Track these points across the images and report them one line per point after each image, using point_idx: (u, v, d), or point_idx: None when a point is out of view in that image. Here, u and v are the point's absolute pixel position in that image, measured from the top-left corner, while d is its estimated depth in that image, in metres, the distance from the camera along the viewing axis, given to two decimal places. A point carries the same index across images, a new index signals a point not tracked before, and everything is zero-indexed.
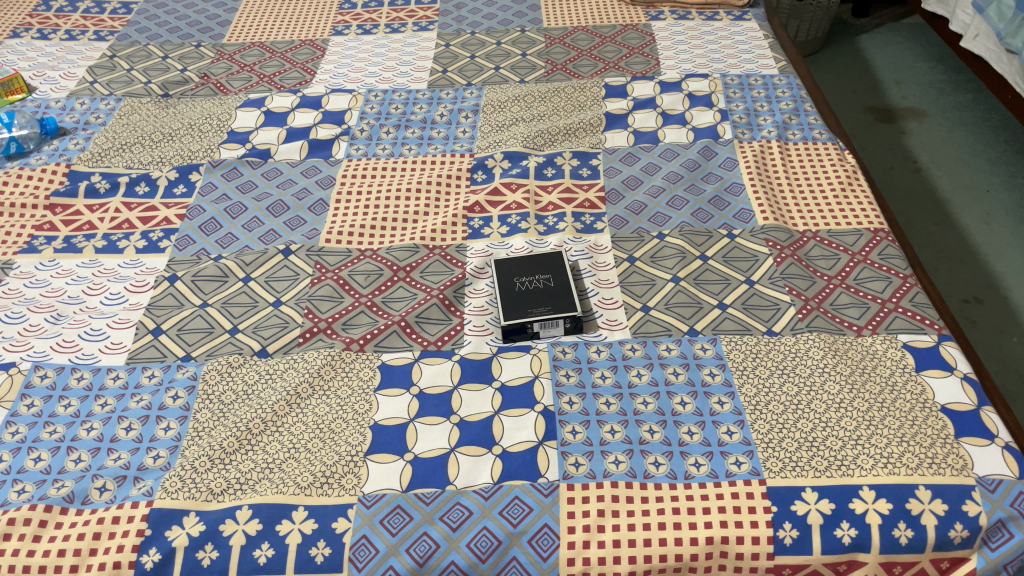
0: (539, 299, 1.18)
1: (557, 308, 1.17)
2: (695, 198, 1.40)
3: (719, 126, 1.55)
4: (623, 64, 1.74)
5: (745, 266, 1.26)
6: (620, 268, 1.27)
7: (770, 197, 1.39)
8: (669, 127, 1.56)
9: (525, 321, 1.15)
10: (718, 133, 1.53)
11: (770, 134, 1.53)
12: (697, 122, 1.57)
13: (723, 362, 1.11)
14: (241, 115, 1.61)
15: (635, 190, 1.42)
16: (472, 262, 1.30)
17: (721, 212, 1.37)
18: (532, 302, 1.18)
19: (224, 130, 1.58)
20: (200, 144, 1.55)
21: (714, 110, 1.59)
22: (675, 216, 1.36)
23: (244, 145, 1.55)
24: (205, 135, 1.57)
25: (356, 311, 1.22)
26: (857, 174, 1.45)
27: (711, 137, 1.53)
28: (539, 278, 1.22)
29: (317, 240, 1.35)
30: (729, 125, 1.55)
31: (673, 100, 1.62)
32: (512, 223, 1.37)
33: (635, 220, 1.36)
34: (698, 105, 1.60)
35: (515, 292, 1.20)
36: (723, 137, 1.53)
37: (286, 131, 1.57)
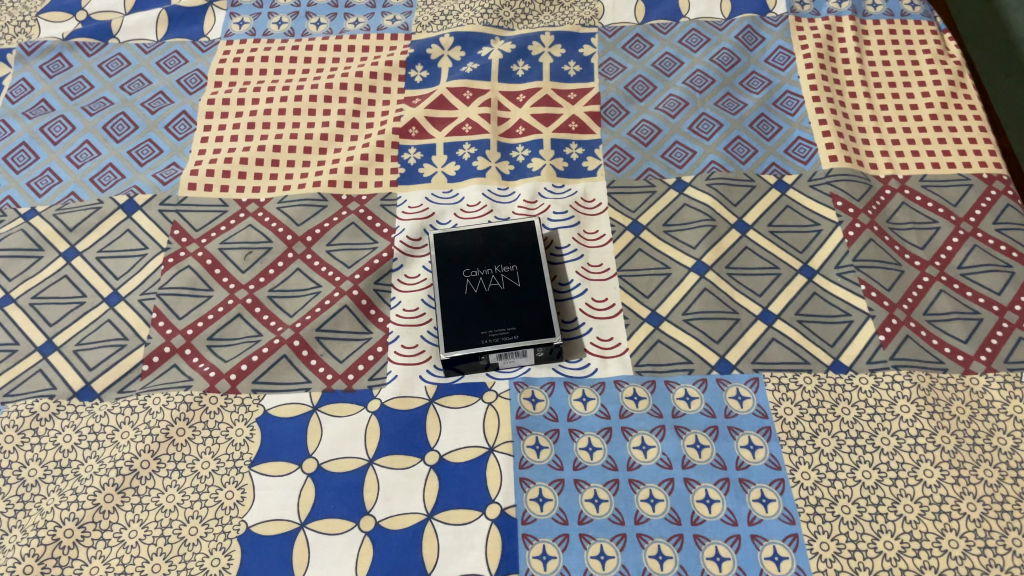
0: (497, 311, 0.79)
1: (525, 330, 0.78)
2: (731, 117, 0.96)
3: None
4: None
5: (800, 245, 0.86)
6: (617, 243, 0.87)
7: (840, 118, 0.96)
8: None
9: (476, 353, 0.77)
10: (765, 5, 1.06)
11: (840, 6, 1.06)
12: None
13: (768, 425, 0.75)
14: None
15: (643, 103, 0.98)
16: (404, 227, 0.89)
17: (767, 144, 0.94)
18: (491, 317, 0.79)
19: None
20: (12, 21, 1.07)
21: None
22: (700, 151, 0.94)
23: (76, 17, 1.07)
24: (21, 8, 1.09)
25: (231, 316, 0.83)
26: (965, 73, 1.00)
27: (753, 12, 1.06)
28: (501, 267, 0.82)
29: (176, 186, 0.92)
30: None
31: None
32: (464, 159, 0.94)
33: (641, 157, 0.94)
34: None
35: (463, 296, 0.80)
36: (773, 11, 1.06)
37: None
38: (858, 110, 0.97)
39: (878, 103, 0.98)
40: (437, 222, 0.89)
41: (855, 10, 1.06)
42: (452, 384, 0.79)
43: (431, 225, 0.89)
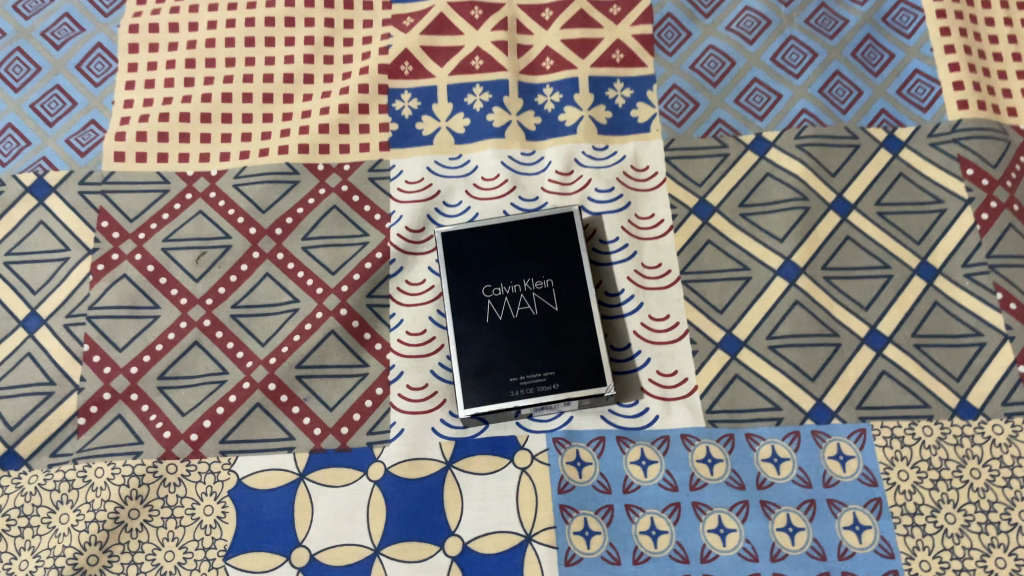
0: (531, 347, 0.61)
1: (568, 374, 0.60)
2: (827, 44, 0.73)
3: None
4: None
5: (917, 233, 0.67)
6: (679, 233, 0.67)
7: (973, 42, 0.73)
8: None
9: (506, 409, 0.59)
10: None
11: None
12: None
13: (877, 497, 0.59)
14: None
15: (710, 23, 0.75)
16: (400, 212, 0.68)
17: (875, 82, 0.72)
18: (522, 357, 0.61)
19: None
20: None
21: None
22: (789, 95, 0.72)
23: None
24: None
25: (186, 346, 0.65)
26: None
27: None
28: (533, 281, 0.63)
29: (98, 157, 0.70)
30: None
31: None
32: (475, 109, 0.72)
33: (710, 104, 0.71)
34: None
35: (486, 325, 0.62)
36: None
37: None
38: (993, 28, 0.74)
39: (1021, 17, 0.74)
40: (445, 206, 0.69)
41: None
42: (473, 437, 0.62)
43: (436, 209, 0.69)
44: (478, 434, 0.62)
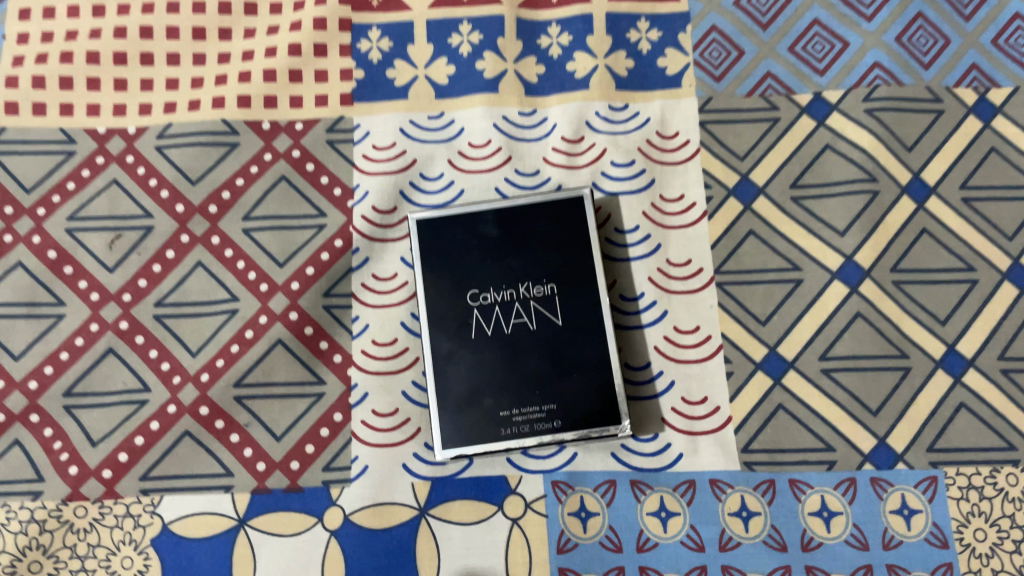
0: (527, 371, 0.48)
1: (573, 407, 0.48)
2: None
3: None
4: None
5: (1010, 227, 0.53)
6: (715, 221, 0.54)
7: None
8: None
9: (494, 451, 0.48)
10: None
11: None
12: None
13: (948, 564, 0.48)
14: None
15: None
16: (367, 187, 0.54)
17: (966, 29, 0.57)
18: (516, 384, 0.48)
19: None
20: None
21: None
22: (858, 43, 0.57)
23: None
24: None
25: (98, 355, 0.52)
26: None
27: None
28: (532, 286, 0.50)
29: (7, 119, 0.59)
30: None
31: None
32: (462, 54, 0.57)
33: (759, 52, 0.57)
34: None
35: (471, 342, 0.49)
36: None
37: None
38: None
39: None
40: (423, 179, 0.55)
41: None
42: (454, 477, 0.50)
43: (411, 183, 0.55)
44: (460, 474, 0.50)
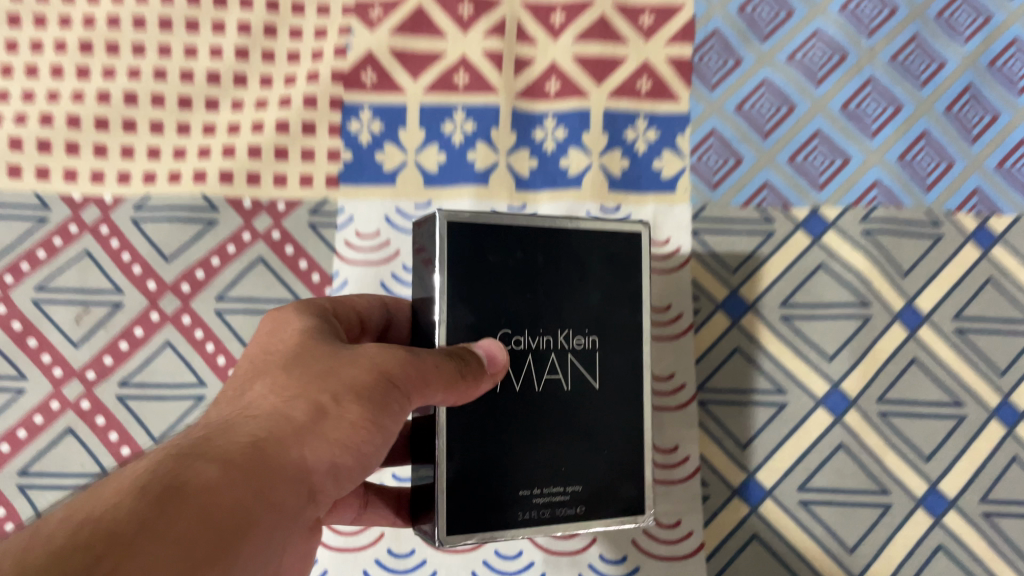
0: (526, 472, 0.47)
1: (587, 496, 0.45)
2: (915, 92, 0.56)
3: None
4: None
5: (1003, 362, 0.53)
6: (700, 336, 0.53)
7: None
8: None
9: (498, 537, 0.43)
10: None
11: None
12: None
13: None
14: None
15: (767, 49, 0.56)
16: (340, 272, 0.53)
17: (973, 151, 0.56)
18: None
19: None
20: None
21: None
22: (861, 155, 0.55)
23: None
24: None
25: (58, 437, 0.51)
26: None
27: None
28: (572, 338, 0.45)
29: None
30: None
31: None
32: (454, 141, 0.55)
33: (757, 159, 0.55)
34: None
35: None
36: None
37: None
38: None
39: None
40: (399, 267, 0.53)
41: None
42: None
43: (393, 274, 0.53)
44: None
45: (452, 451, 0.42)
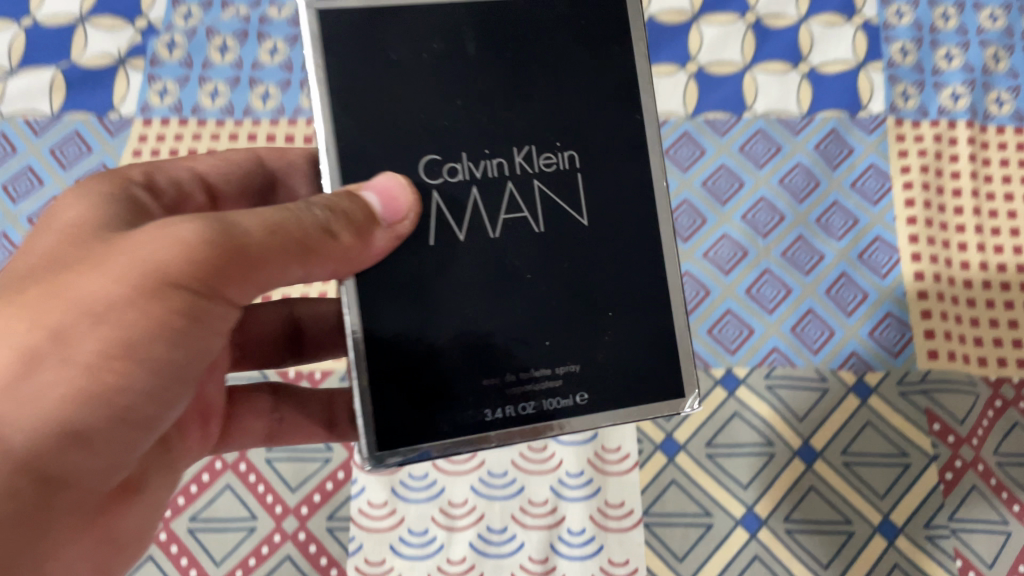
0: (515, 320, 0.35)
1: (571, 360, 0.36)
2: (832, 242, 0.61)
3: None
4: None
5: (881, 485, 0.54)
6: None
7: (937, 197, 0.62)
8: (710, 113, 0.64)
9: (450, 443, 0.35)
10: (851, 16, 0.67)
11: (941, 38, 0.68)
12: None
13: None
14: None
15: (725, 209, 0.62)
16: (303, 29, 0.34)
17: (868, 140, 0.64)
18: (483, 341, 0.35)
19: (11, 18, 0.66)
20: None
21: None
22: (830, 255, 0.60)
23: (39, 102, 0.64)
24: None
25: None
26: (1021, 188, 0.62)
27: (836, 105, 0.65)
28: (539, 155, 0.36)
29: (54, 136, 0.63)
30: (878, 74, 0.66)
31: (672, 84, 0.66)
32: None
33: (801, 292, 0.59)
34: (769, 57, 0.66)
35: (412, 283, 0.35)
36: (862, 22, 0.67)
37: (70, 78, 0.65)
38: (960, 181, 0.63)
39: (1014, 139, 0.64)
40: (392, 24, 0.35)
41: (926, 90, 0.66)
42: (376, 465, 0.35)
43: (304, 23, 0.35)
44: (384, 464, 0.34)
45: (387, 397, 0.34)
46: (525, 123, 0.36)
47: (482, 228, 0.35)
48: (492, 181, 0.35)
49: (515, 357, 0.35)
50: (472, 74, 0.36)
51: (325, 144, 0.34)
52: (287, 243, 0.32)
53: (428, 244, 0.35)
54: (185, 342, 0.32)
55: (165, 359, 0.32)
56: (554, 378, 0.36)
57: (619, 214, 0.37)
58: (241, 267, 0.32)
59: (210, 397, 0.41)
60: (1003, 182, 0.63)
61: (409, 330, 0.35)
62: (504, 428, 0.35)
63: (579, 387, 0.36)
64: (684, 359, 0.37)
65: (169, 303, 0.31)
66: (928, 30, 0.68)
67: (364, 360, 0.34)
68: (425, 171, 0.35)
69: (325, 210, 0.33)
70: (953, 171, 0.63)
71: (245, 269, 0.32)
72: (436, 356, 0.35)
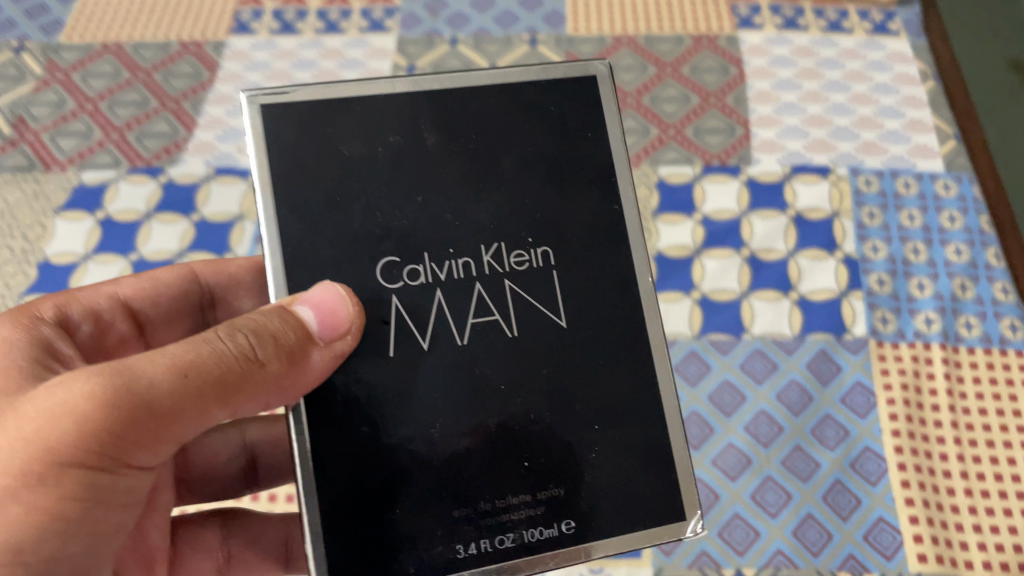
0: (490, 441, 0.31)
1: (556, 480, 0.31)
2: (827, 451, 0.56)
3: (782, 184, 0.67)
4: (686, 129, 0.70)
5: None
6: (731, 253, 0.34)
7: (918, 424, 0.57)
8: (714, 334, 0.60)
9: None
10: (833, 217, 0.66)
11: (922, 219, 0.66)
12: (789, 166, 0.68)
13: None
14: (126, 92, 0.72)
15: (731, 420, 0.58)
16: (246, 128, 0.31)
17: (855, 357, 0.60)
18: (450, 465, 0.31)
19: (87, 122, 0.70)
20: (29, 213, 0.66)
21: (813, 105, 0.71)
22: (826, 464, 0.56)
23: (92, 213, 0.66)
24: (37, 186, 0.66)
25: None
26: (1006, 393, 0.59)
27: (823, 328, 0.61)
28: (512, 254, 0.32)
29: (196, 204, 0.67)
30: (860, 302, 0.62)
31: (678, 309, 0.62)
32: None
33: (800, 497, 0.55)
34: (763, 286, 0.63)
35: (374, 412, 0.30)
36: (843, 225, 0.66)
37: (164, 191, 0.67)
38: (937, 395, 0.58)
39: (985, 360, 0.60)
40: (343, 118, 0.32)
41: (901, 315, 0.62)
42: None
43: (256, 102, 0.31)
44: None
45: (338, 532, 0.30)
46: (495, 220, 0.32)
47: (450, 337, 0.31)
48: (458, 283, 0.32)
49: (488, 482, 0.31)
50: (432, 166, 0.32)
51: (270, 252, 0.31)
52: (202, 386, 0.29)
53: (389, 357, 0.31)
54: (82, 529, 0.30)
55: (57, 555, 0.29)
56: (535, 505, 0.31)
57: (598, 314, 0.33)
58: (145, 425, 0.28)
59: (154, 543, 0.37)
60: (990, 399, 0.58)
61: (363, 460, 0.30)
62: (480, 567, 0.30)
63: (564, 514, 0.31)
64: (682, 479, 0.33)
65: (61, 488, 0.29)
66: (900, 262, 0.64)
67: (313, 494, 0.30)
68: (385, 277, 0.31)
69: (250, 338, 0.30)
70: (930, 387, 0.59)
71: (152, 426, 0.29)
72: (397, 485, 0.30)
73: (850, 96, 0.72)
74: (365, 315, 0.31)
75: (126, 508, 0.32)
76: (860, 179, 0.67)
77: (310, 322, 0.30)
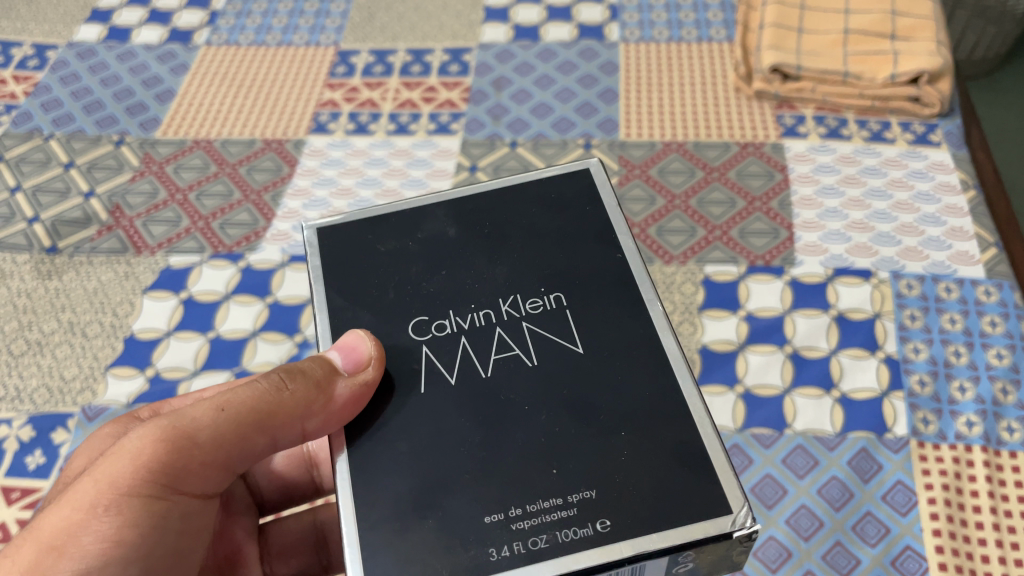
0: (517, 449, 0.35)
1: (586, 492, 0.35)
2: (867, 548, 0.58)
3: (826, 286, 0.72)
4: (731, 231, 0.76)
5: None
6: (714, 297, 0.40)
7: (960, 526, 0.59)
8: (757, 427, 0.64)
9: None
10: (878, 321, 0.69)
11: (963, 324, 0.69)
12: (832, 269, 0.72)
13: None
14: (214, 185, 0.82)
15: (772, 513, 0.61)
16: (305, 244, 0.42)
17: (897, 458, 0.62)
18: (474, 479, 0.35)
19: (177, 209, 0.80)
20: (120, 291, 0.74)
21: (854, 212, 0.76)
22: (865, 561, 0.58)
23: (177, 293, 0.74)
24: (128, 268, 0.76)
25: None
26: None
27: (865, 426, 0.64)
28: (523, 302, 0.40)
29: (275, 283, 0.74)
30: (901, 402, 0.64)
31: (722, 402, 0.66)
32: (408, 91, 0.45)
33: None
34: (807, 381, 0.66)
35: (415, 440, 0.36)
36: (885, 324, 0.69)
37: (243, 275, 0.75)
38: (979, 497, 0.60)
39: None
40: (385, 225, 0.42)
41: (943, 416, 0.64)
42: None
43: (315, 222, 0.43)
44: None
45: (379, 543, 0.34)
46: (512, 278, 0.40)
47: (473, 370, 0.38)
48: (479, 329, 0.39)
49: (518, 489, 0.35)
50: (457, 251, 0.41)
51: (320, 319, 0.40)
52: (237, 419, 0.40)
53: (418, 392, 0.37)
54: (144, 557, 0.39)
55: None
56: (567, 507, 0.35)
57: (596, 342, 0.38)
58: (189, 453, 0.39)
59: None
60: None
61: (400, 476, 0.35)
62: (515, 565, 0.33)
63: (597, 514, 0.34)
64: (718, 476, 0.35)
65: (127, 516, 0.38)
66: (942, 364, 0.66)
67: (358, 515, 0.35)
68: (414, 332, 0.39)
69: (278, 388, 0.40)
70: (972, 490, 0.60)
71: (193, 456, 0.39)
72: (433, 497, 0.35)
73: (896, 224, 0.75)
74: (388, 361, 0.38)
75: (179, 533, 0.41)
76: (902, 283, 0.71)
77: (336, 360, 0.39)
